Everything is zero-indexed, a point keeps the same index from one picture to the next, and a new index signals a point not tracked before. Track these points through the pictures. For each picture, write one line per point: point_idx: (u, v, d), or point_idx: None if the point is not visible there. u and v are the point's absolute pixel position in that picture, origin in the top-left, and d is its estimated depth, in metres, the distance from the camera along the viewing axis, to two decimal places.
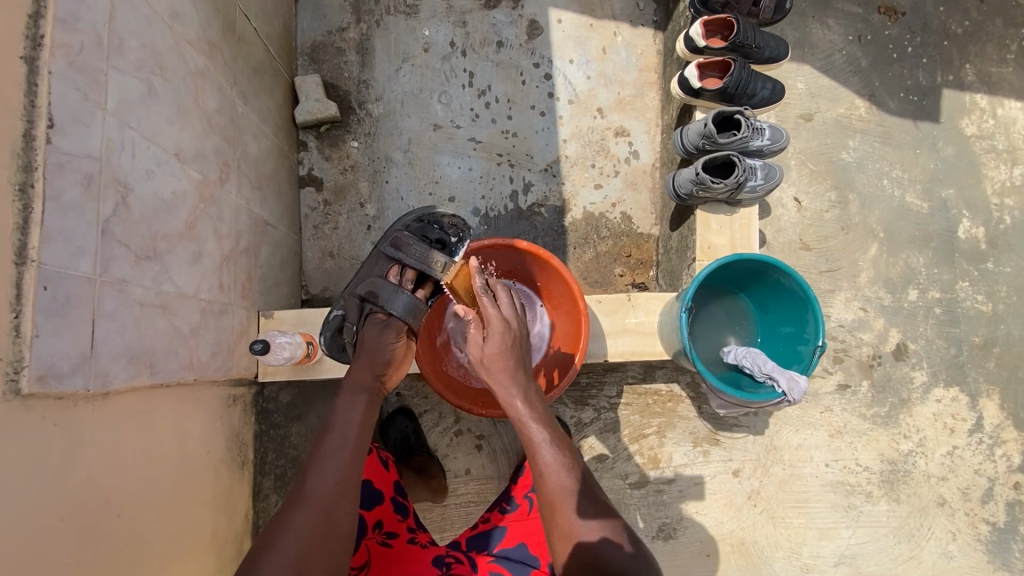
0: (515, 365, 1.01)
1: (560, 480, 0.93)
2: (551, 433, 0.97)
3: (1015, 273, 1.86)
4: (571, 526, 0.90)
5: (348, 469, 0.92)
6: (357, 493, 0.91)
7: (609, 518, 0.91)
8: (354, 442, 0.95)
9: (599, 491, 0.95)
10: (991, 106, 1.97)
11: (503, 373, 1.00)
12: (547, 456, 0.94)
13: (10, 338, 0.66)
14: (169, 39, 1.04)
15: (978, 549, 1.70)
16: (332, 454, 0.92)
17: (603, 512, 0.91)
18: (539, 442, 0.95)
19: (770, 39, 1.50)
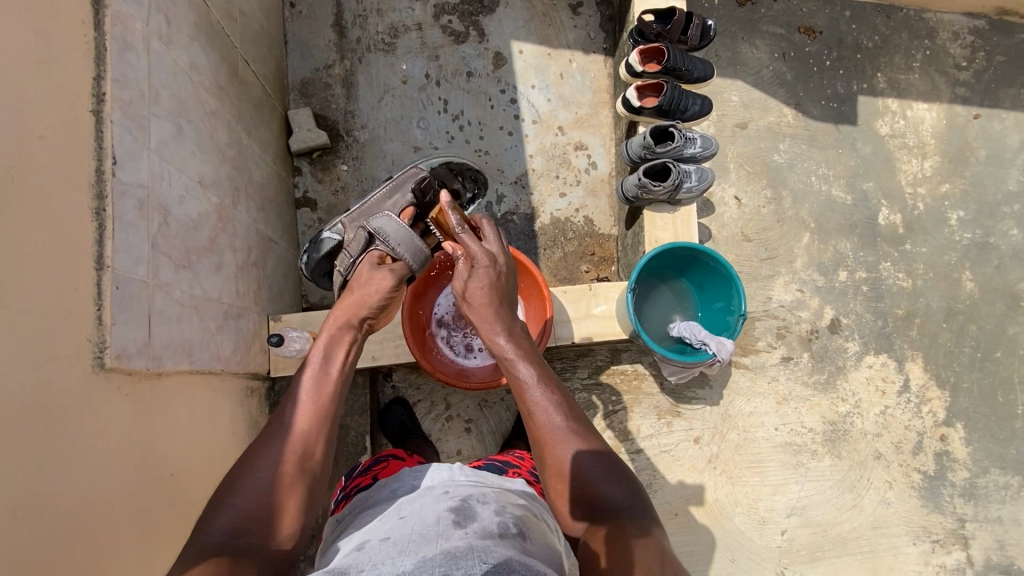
0: (497, 303, 1.18)
1: (549, 418, 1.03)
2: (540, 376, 1.09)
3: (930, 252, 2.13)
4: (562, 460, 0.99)
5: (319, 405, 1.03)
6: (327, 427, 1.03)
7: (597, 452, 1.00)
8: (328, 380, 1.07)
9: (594, 433, 1.04)
10: (902, 108, 2.23)
11: (488, 311, 1.17)
12: (538, 399, 1.05)
13: (95, 324, 0.87)
14: (191, 88, 1.25)
15: (913, 495, 1.94)
16: (305, 392, 1.04)
17: (590, 446, 1.01)
18: (527, 383, 1.08)
19: (697, 62, 1.76)
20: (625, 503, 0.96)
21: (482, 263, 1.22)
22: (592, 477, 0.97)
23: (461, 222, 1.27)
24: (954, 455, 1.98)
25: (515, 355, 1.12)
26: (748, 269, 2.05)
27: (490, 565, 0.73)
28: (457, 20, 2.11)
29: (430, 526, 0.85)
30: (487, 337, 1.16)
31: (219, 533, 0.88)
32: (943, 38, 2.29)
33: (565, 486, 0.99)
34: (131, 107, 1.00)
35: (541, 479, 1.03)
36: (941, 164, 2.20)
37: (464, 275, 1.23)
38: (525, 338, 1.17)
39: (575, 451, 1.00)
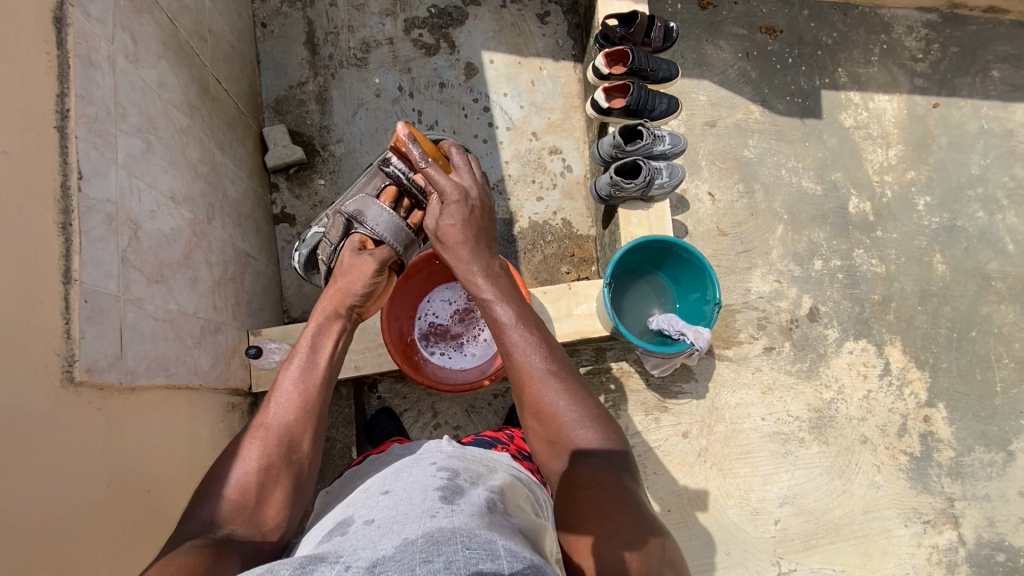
0: (473, 241, 1.20)
1: (528, 359, 1.05)
2: (520, 318, 1.11)
3: (901, 238, 2.18)
4: (540, 401, 1.02)
5: (306, 399, 1.05)
6: (314, 420, 1.05)
7: (575, 395, 1.02)
8: (316, 371, 1.09)
9: (572, 375, 1.05)
10: (864, 100, 2.30)
11: (463, 249, 1.20)
12: (516, 340, 1.07)
13: (63, 338, 0.86)
14: (160, 105, 1.26)
15: (901, 477, 1.96)
16: (293, 385, 1.06)
17: (569, 387, 1.03)
18: (506, 325, 1.10)
19: (662, 63, 1.81)
20: (598, 445, 0.98)
21: (452, 196, 1.21)
22: (566, 418, 1.00)
23: (423, 153, 1.25)
24: (939, 435, 2.01)
25: (490, 292, 1.15)
26: (726, 263, 2.08)
27: (475, 551, 0.69)
28: (428, 33, 2.15)
29: (415, 505, 0.83)
30: (462, 268, 1.20)
31: (202, 523, 0.90)
32: (898, 32, 2.37)
33: (542, 426, 1.02)
34: (97, 122, 1.01)
35: (522, 414, 1.06)
36: (906, 152, 2.26)
37: (436, 211, 1.24)
38: (502, 278, 1.19)
39: (553, 392, 1.02)
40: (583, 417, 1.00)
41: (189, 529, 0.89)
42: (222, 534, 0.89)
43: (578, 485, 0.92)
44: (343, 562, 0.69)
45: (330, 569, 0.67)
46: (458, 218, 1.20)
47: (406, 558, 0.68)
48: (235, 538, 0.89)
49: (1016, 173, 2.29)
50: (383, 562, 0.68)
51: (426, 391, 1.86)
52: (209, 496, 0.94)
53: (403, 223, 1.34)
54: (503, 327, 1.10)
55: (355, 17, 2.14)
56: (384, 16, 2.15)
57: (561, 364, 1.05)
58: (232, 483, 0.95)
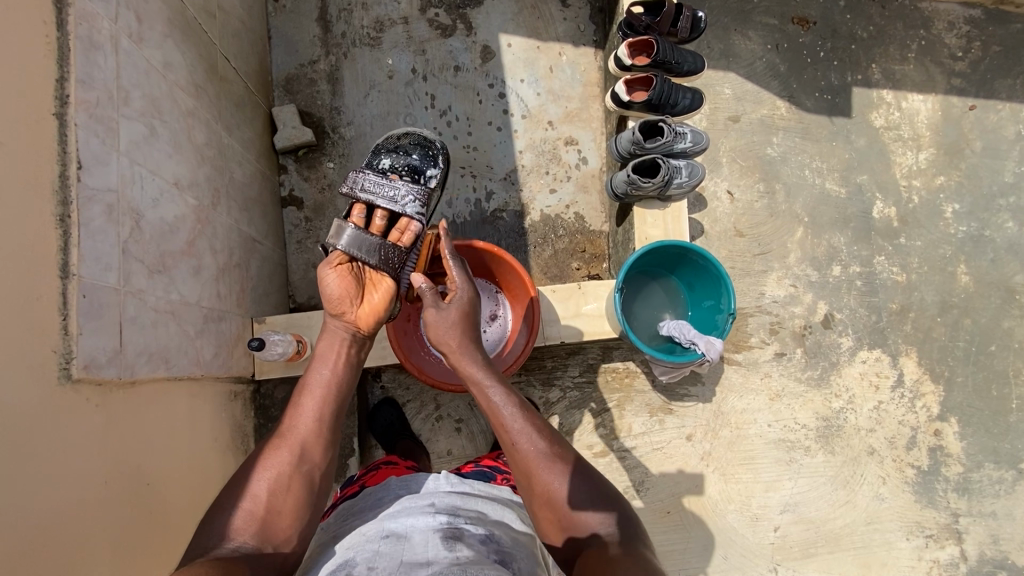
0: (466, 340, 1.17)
1: (532, 444, 1.04)
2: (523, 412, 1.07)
3: (925, 246, 2.10)
4: (550, 489, 1.01)
5: (319, 408, 1.07)
6: (327, 432, 1.06)
7: (579, 474, 1.03)
8: (324, 381, 1.11)
9: (568, 452, 1.06)
10: (897, 100, 2.20)
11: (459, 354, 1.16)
12: (512, 432, 1.05)
13: (60, 334, 0.85)
14: (164, 87, 1.21)
15: (906, 490, 1.93)
16: (306, 396, 1.08)
17: (574, 473, 1.02)
18: (500, 408, 1.08)
19: (688, 55, 1.71)
20: (611, 531, 0.98)
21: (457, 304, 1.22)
22: (577, 503, 0.99)
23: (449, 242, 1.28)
24: (948, 450, 1.97)
25: (487, 378, 1.12)
26: (741, 265, 2.02)
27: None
28: (444, 13, 2.07)
29: (417, 552, 0.82)
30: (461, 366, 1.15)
31: (217, 536, 0.93)
32: (939, 28, 2.25)
33: (552, 515, 1.00)
34: (98, 108, 0.97)
35: (529, 510, 1.03)
36: (937, 156, 2.17)
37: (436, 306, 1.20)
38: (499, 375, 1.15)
39: (557, 476, 1.01)
40: (589, 498, 1.00)
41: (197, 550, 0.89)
42: (231, 547, 0.90)
43: (595, 559, 0.90)
44: None
45: None
46: (452, 325, 1.18)
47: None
48: (244, 550, 0.90)
49: None
50: None
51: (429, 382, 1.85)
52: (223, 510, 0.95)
53: (365, 232, 1.23)
54: (503, 415, 1.07)
55: None
56: None
57: (563, 448, 1.06)
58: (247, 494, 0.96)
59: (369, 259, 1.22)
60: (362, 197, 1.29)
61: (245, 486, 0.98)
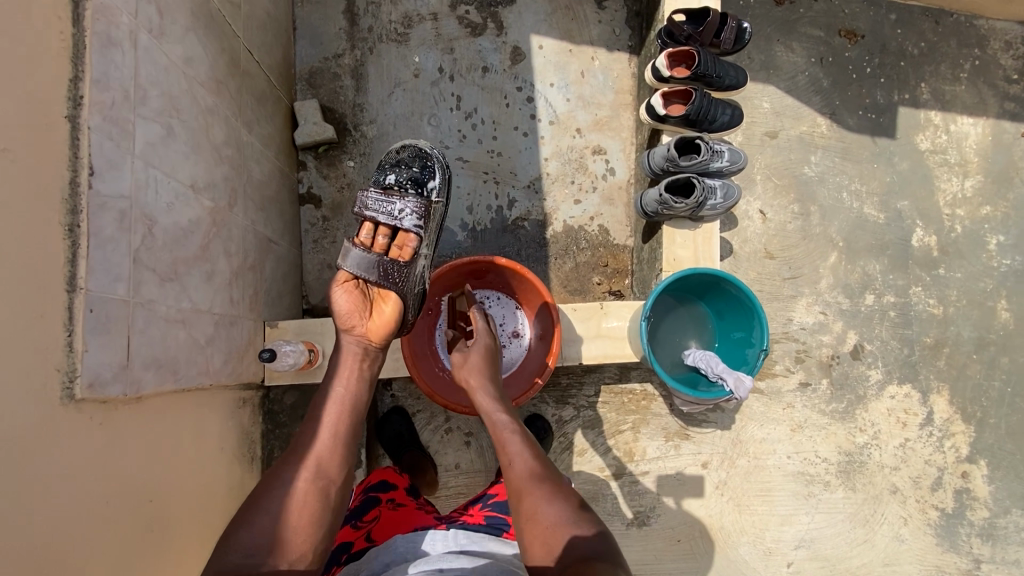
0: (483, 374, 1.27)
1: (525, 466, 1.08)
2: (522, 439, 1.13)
3: (965, 278, 2.00)
4: (535, 510, 1.00)
5: (336, 424, 1.08)
6: (343, 446, 1.06)
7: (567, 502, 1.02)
8: (339, 398, 1.12)
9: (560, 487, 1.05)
10: (945, 122, 2.09)
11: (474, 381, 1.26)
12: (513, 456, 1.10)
13: (64, 352, 0.81)
14: (184, 84, 1.16)
15: (927, 532, 1.86)
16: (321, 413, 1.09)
17: (561, 498, 1.02)
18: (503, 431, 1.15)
19: (730, 68, 1.63)
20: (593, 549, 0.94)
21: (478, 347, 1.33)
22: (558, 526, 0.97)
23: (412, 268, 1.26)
24: (974, 494, 1.90)
25: (497, 409, 1.20)
26: (769, 289, 1.94)
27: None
28: (475, 10, 2.00)
29: None
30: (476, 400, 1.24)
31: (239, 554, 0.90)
32: (995, 48, 2.13)
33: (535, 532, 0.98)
34: (113, 110, 0.92)
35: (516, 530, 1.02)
36: (984, 184, 2.06)
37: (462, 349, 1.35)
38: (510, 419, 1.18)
39: (541, 498, 1.02)
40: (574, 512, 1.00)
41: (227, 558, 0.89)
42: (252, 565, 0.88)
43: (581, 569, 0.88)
44: None
45: None
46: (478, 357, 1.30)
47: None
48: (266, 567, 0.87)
49: None
50: None
51: None
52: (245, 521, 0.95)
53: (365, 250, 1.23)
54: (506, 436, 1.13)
55: None
56: None
57: (550, 468, 1.08)
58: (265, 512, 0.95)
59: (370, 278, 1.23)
60: (367, 215, 1.28)
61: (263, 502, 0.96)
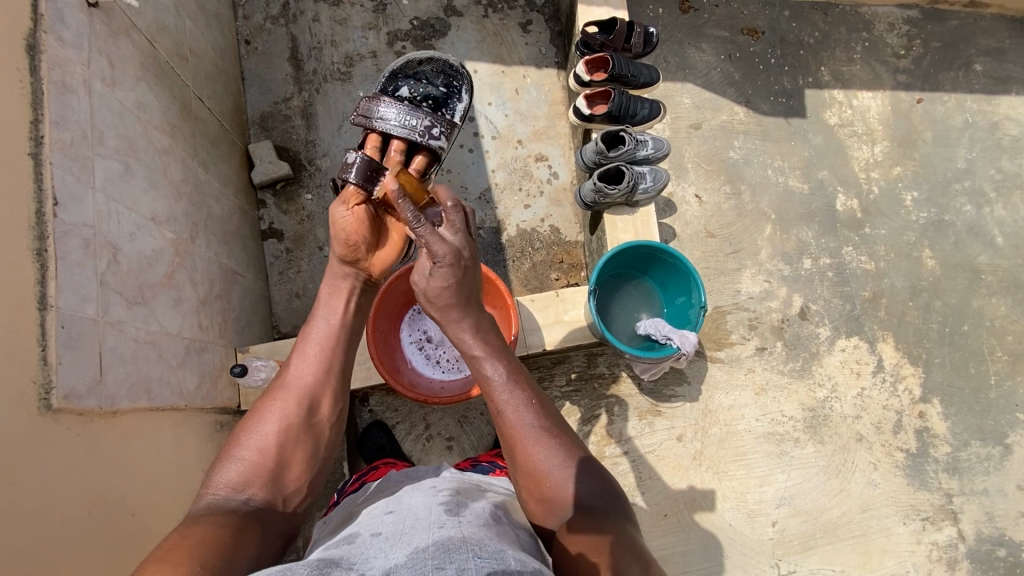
0: (464, 300, 1.16)
1: (523, 421, 1.09)
2: (511, 421, 1.09)
3: (889, 234, 2.18)
4: (533, 462, 1.06)
5: (323, 363, 1.19)
6: (330, 384, 1.19)
7: (562, 449, 1.07)
8: (327, 333, 1.23)
9: (565, 434, 1.11)
10: (847, 98, 2.31)
11: (453, 311, 1.16)
12: (506, 400, 1.11)
13: (39, 364, 0.87)
14: (139, 127, 1.26)
15: (898, 474, 1.95)
16: (311, 346, 1.21)
17: (557, 444, 1.08)
18: (498, 387, 1.13)
19: (643, 68, 1.81)
20: (582, 491, 1.04)
21: (446, 258, 1.10)
22: (558, 476, 1.05)
23: (417, 213, 1.09)
24: (934, 431, 2.00)
25: (504, 384, 1.13)
26: (715, 265, 2.08)
27: (485, 559, 0.73)
28: (411, 45, 2.16)
29: (423, 519, 0.87)
30: (453, 333, 1.18)
31: (229, 487, 1.00)
32: (880, 30, 2.39)
33: (530, 480, 1.06)
34: (73, 148, 1.01)
35: (513, 475, 1.09)
36: (891, 148, 2.26)
37: (427, 270, 1.14)
38: (491, 333, 1.20)
39: (544, 450, 1.06)
40: (565, 461, 1.06)
41: (208, 499, 0.97)
42: (245, 496, 0.99)
43: (577, 528, 0.98)
44: (357, 568, 0.74)
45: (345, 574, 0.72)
46: (445, 282, 1.12)
47: (417, 562, 0.72)
48: (258, 501, 0.99)
49: (1003, 166, 2.29)
50: (396, 568, 0.72)
51: (418, 403, 1.86)
52: (223, 465, 1.04)
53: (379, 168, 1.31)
54: (495, 387, 1.13)
55: (338, 32, 2.15)
56: (366, 30, 2.16)
57: (534, 400, 1.12)
58: (255, 444, 1.06)
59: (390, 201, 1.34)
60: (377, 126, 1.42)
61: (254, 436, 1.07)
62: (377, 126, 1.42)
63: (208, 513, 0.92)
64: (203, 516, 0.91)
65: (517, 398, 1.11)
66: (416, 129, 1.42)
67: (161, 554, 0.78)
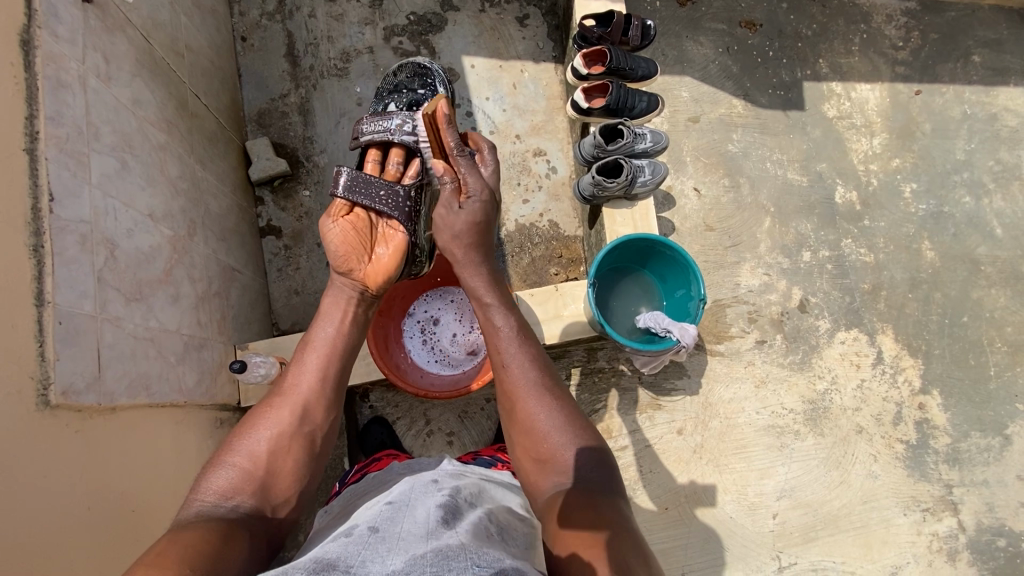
0: (480, 250, 1.31)
1: (523, 373, 1.15)
2: (511, 372, 1.16)
3: (888, 226, 2.18)
4: (530, 414, 1.10)
5: (322, 371, 1.18)
6: (328, 394, 1.17)
7: (560, 412, 1.10)
8: (328, 340, 1.23)
9: (562, 396, 1.14)
10: (846, 90, 2.30)
11: (473, 255, 1.30)
12: (510, 353, 1.18)
13: (37, 360, 0.87)
14: (134, 123, 1.26)
15: (898, 465, 1.95)
16: (312, 353, 1.21)
17: (557, 404, 1.12)
18: (503, 337, 1.20)
19: (641, 60, 1.81)
20: (582, 464, 1.05)
21: (473, 188, 1.28)
22: (555, 436, 1.08)
23: (460, 145, 1.28)
24: (934, 422, 2.00)
25: (510, 338, 1.19)
26: (714, 258, 2.08)
27: (483, 566, 0.73)
28: (407, 40, 2.15)
29: (421, 522, 0.87)
30: (467, 276, 1.30)
31: (217, 494, 1.00)
32: (878, 21, 2.38)
33: (525, 432, 1.11)
34: (69, 144, 1.01)
35: (510, 428, 1.14)
36: (890, 140, 2.26)
37: (454, 203, 1.28)
38: (508, 302, 1.27)
39: (541, 407, 1.11)
40: (568, 427, 1.09)
41: (197, 506, 0.97)
42: (231, 505, 0.99)
43: (572, 497, 0.99)
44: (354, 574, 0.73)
45: None
46: (472, 212, 1.27)
47: (415, 569, 0.72)
48: (244, 510, 0.99)
49: (1002, 157, 2.28)
50: None
51: (418, 398, 1.86)
52: (217, 469, 1.04)
53: (368, 178, 1.31)
54: (502, 336, 1.20)
55: (335, 28, 2.15)
56: (362, 25, 2.15)
57: (536, 357, 1.18)
58: (247, 451, 1.06)
59: (388, 212, 1.31)
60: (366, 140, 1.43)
61: (247, 443, 1.07)
62: (363, 135, 1.44)
63: (193, 521, 0.92)
64: (190, 524, 0.90)
65: (521, 362, 1.16)
66: (395, 131, 1.41)
67: (149, 562, 0.77)
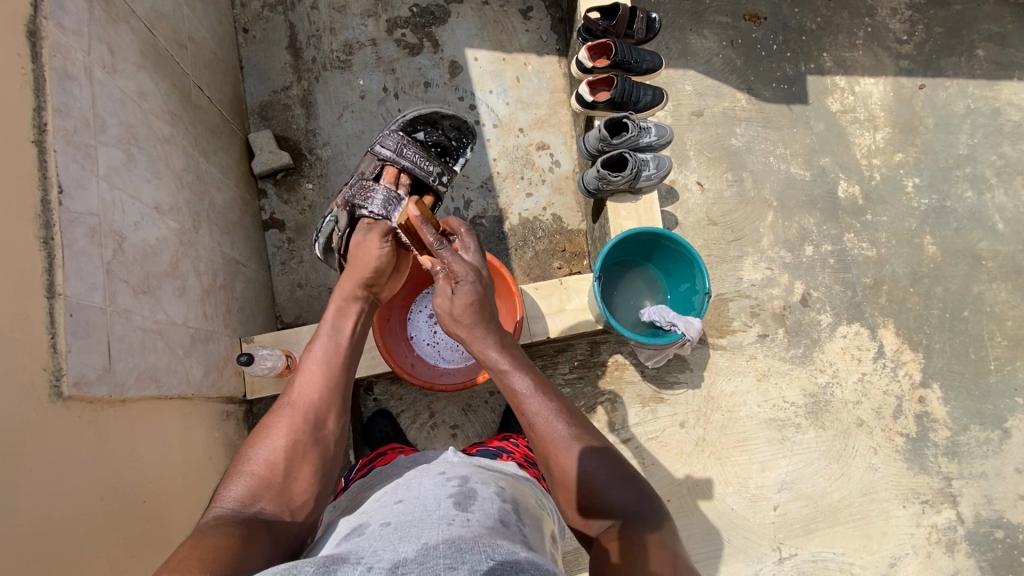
0: (481, 316, 1.15)
1: (553, 427, 1.04)
2: (545, 430, 1.05)
3: (891, 220, 2.18)
4: (569, 470, 1.02)
5: (330, 374, 1.16)
6: (338, 399, 1.16)
7: (601, 455, 1.03)
8: (330, 350, 1.20)
9: (592, 433, 1.06)
10: (850, 84, 2.29)
11: (472, 327, 1.14)
12: (538, 413, 1.06)
13: (49, 352, 0.88)
14: (139, 115, 1.25)
15: (898, 458, 1.97)
16: (316, 362, 1.18)
17: (594, 450, 1.03)
18: (524, 396, 1.08)
19: (645, 53, 1.80)
20: (630, 504, 1.00)
21: (463, 278, 1.16)
22: (599, 483, 1.00)
23: (438, 237, 1.20)
24: (933, 416, 2.02)
25: (534, 395, 1.07)
26: (717, 253, 2.09)
27: (495, 557, 0.74)
28: (411, 32, 2.14)
29: (431, 513, 0.88)
30: (476, 349, 1.15)
31: (236, 502, 0.99)
32: (882, 15, 2.37)
33: (570, 493, 1.02)
34: (76, 136, 1.01)
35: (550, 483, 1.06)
36: (893, 135, 2.26)
37: (447, 292, 1.16)
38: (514, 346, 1.16)
39: (580, 458, 1.02)
40: (609, 469, 1.01)
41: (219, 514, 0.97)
42: (253, 511, 0.99)
43: (615, 533, 0.95)
44: (364, 563, 0.74)
45: (353, 569, 0.72)
46: (465, 301, 1.14)
47: (429, 561, 0.72)
48: (266, 514, 0.99)
49: (1004, 152, 2.29)
50: (405, 563, 0.72)
51: (422, 391, 1.87)
52: (234, 480, 1.03)
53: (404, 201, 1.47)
54: (523, 398, 1.08)
55: (337, 20, 2.13)
56: (365, 17, 2.14)
57: (557, 400, 1.08)
58: (262, 460, 1.04)
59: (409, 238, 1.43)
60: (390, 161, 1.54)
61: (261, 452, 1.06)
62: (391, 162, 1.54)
63: (216, 525, 0.92)
64: (209, 529, 0.90)
65: (551, 414, 1.06)
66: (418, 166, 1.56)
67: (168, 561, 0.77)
